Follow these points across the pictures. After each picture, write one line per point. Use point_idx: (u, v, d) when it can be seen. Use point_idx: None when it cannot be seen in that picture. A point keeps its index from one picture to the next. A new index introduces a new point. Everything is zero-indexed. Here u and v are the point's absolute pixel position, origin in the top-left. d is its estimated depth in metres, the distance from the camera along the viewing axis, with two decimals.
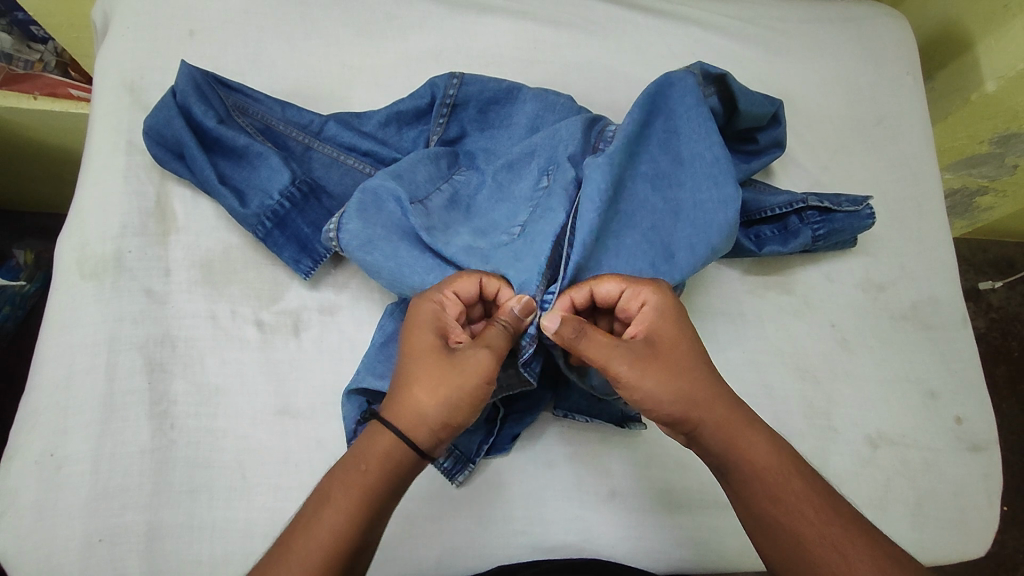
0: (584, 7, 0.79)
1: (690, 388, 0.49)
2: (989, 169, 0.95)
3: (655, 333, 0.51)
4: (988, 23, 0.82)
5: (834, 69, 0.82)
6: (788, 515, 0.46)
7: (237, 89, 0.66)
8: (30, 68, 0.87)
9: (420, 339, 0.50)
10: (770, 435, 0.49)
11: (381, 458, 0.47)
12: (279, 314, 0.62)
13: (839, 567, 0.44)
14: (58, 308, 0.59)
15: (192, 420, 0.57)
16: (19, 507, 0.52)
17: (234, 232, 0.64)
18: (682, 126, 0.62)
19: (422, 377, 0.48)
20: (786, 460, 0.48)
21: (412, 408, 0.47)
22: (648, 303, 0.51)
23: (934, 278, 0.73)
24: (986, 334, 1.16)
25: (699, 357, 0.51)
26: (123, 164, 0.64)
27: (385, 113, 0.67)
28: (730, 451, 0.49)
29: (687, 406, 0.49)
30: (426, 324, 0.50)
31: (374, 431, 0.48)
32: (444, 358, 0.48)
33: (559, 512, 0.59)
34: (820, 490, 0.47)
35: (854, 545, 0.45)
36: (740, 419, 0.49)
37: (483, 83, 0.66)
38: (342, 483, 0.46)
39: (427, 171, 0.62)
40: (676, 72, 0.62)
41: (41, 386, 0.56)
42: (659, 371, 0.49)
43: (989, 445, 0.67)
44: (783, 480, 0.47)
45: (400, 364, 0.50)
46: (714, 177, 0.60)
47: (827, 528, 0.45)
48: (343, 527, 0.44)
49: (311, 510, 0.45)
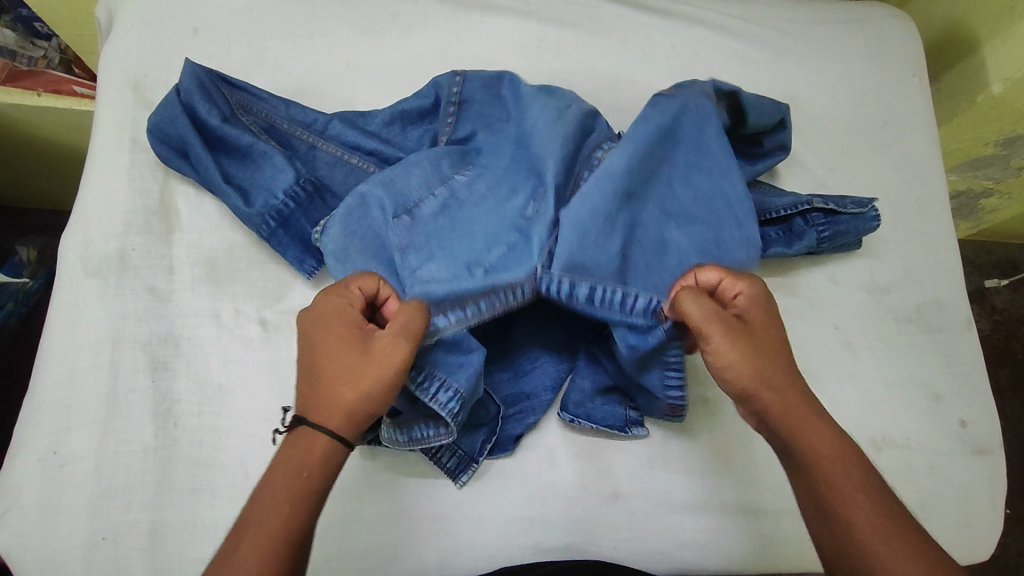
0: (589, 7, 0.79)
1: (778, 368, 0.49)
2: (995, 171, 0.95)
3: (751, 314, 0.51)
4: (995, 25, 0.82)
5: (840, 69, 0.82)
6: (848, 503, 0.45)
7: (240, 88, 0.66)
8: (33, 65, 0.87)
9: (331, 338, 0.48)
10: (835, 430, 0.48)
11: (315, 456, 0.45)
12: (281, 312, 0.62)
13: (889, 561, 0.43)
14: (62, 307, 0.59)
15: (195, 418, 0.57)
16: (23, 506, 0.52)
17: (238, 230, 0.64)
18: (703, 161, 0.62)
19: (341, 373, 0.47)
20: (849, 449, 0.47)
21: (334, 405, 0.46)
22: (745, 293, 0.52)
23: (940, 280, 0.73)
24: (990, 336, 1.16)
25: (784, 346, 0.50)
26: (126, 163, 0.64)
27: (389, 112, 0.67)
28: (801, 434, 0.48)
29: (766, 385, 0.48)
30: (336, 324, 0.48)
31: (303, 434, 0.46)
32: (362, 350, 0.47)
33: (561, 513, 0.59)
34: (877, 486, 0.46)
35: (904, 541, 0.44)
36: (811, 408, 0.49)
37: (487, 88, 0.67)
38: (282, 484, 0.44)
39: (422, 175, 0.61)
40: (691, 98, 0.63)
41: (45, 384, 0.56)
42: (751, 345, 0.49)
43: (993, 449, 0.67)
44: (842, 470, 0.47)
45: (314, 365, 0.48)
46: (736, 218, 0.61)
47: (882, 522, 0.45)
48: (287, 526, 0.43)
49: (252, 515, 0.43)
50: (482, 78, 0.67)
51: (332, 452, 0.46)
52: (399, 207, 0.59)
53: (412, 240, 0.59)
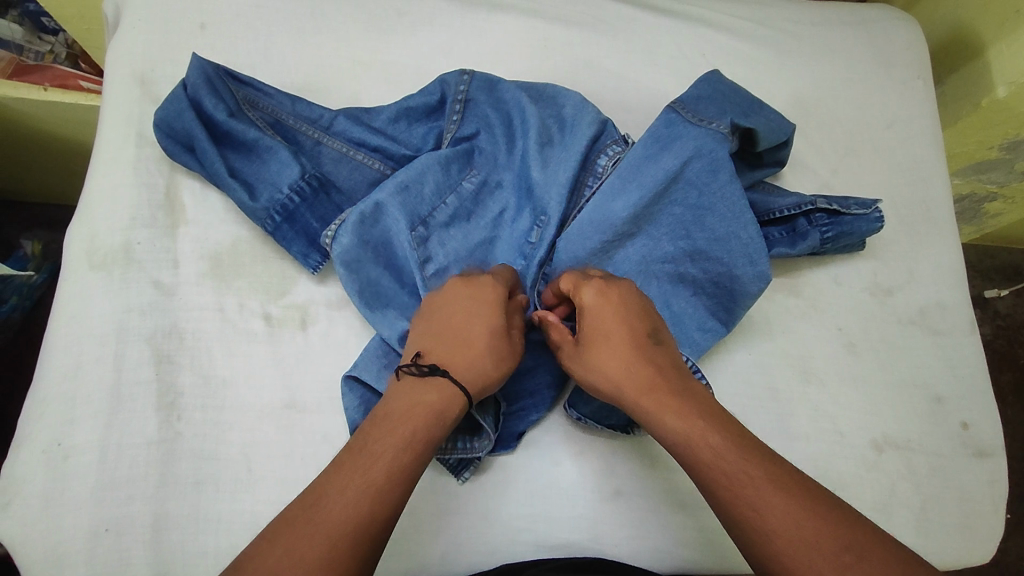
0: (594, 7, 0.79)
1: (616, 369, 0.52)
2: (998, 175, 0.95)
3: (586, 326, 0.54)
4: (1000, 28, 0.82)
5: (844, 71, 0.82)
6: (726, 475, 0.45)
7: (247, 83, 0.66)
8: (40, 59, 0.88)
9: (493, 314, 0.54)
10: (702, 409, 0.49)
11: (441, 404, 0.48)
12: (286, 307, 0.62)
13: (755, 522, 0.43)
14: (67, 300, 0.59)
15: (199, 411, 0.57)
16: (26, 496, 0.52)
17: (243, 225, 0.64)
18: (718, 200, 0.61)
19: (496, 349, 0.52)
20: (708, 422, 0.48)
21: (478, 371, 0.51)
22: (587, 300, 0.54)
23: (943, 283, 0.73)
24: (992, 340, 1.16)
25: (625, 344, 0.52)
26: (133, 156, 0.64)
27: (395, 109, 0.67)
28: (657, 422, 0.49)
29: (613, 392, 0.52)
30: (493, 307, 0.54)
31: (445, 389, 0.49)
32: (505, 335, 0.54)
33: (564, 509, 0.59)
34: (749, 449, 0.46)
35: (771, 502, 0.43)
36: (661, 397, 0.50)
37: (500, 97, 0.66)
38: (355, 483, 0.43)
39: (435, 183, 0.62)
40: (709, 140, 0.61)
41: (50, 376, 0.56)
42: (586, 363, 0.54)
43: (995, 451, 0.67)
44: (699, 447, 0.47)
45: (461, 327, 0.53)
46: (749, 253, 0.61)
47: (743, 486, 0.44)
48: (378, 490, 0.43)
49: (327, 500, 0.42)
50: (495, 83, 0.67)
51: (455, 404, 0.49)
52: (413, 220, 0.61)
53: (426, 256, 0.61)
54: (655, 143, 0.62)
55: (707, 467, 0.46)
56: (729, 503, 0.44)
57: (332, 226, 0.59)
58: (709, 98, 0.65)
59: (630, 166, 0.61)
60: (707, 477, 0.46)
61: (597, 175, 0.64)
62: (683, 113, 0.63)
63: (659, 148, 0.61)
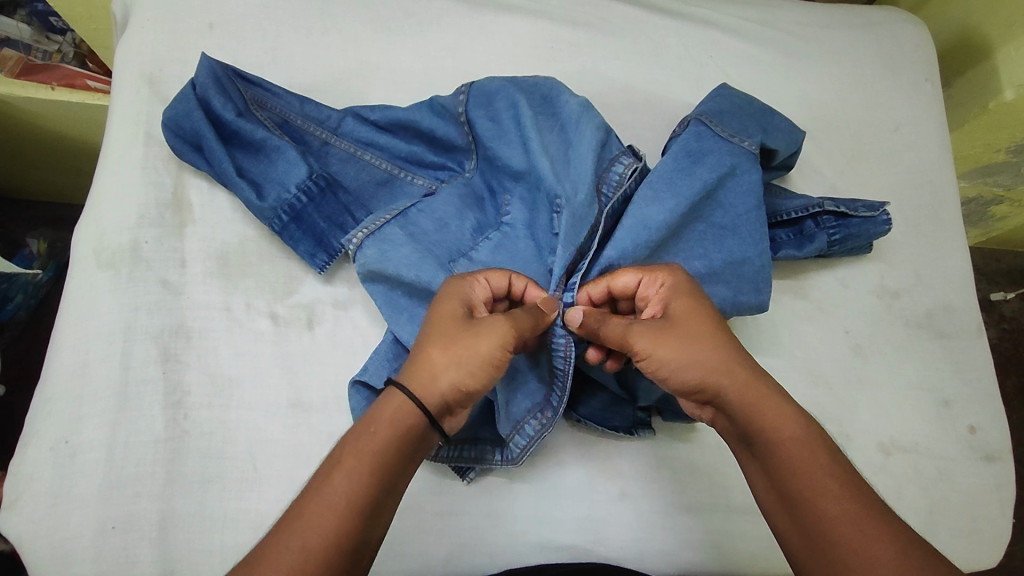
0: (602, 8, 0.79)
1: (717, 347, 0.49)
2: (1005, 178, 0.95)
3: (675, 304, 0.52)
4: (1009, 30, 0.81)
5: (851, 74, 0.81)
6: (835, 487, 0.44)
7: (255, 82, 0.66)
8: (48, 58, 0.88)
9: (445, 308, 0.51)
10: (793, 406, 0.48)
11: (386, 409, 0.46)
12: (292, 307, 0.62)
13: (857, 541, 0.41)
14: (74, 297, 0.59)
15: (205, 410, 0.57)
16: (34, 494, 0.53)
17: (251, 225, 0.64)
18: (740, 226, 0.61)
19: (440, 338, 0.49)
20: (814, 429, 0.46)
21: (427, 367, 0.48)
22: (668, 282, 0.53)
23: (950, 286, 0.72)
24: (998, 344, 1.16)
25: (721, 327, 0.51)
26: (141, 155, 0.64)
27: (405, 114, 0.65)
28: (763, 413, 0.47)
29: (710, 369, 0.48)
30: (453, 297, 0.52)
31: (386, 393, 0.47)
32: (465, 323, 0.50)
33: (570, 511, 0.59)
34: (846, 470, 0.45)
35: (873, 521, 0.42)
36: (764, 385, 0.48)
37: (497, 112, 0.64)
38: (299, 531, 0.41)
39: (474, 220, 0.63)
40: (740, 158, 0.63)
41: (57, 374, 0.56)
42: (678, 336, 0.50)
43: (1002, 455, 0.66)
44: (808, 452, 0.45)
45: (426, 325, 0.51)
46: (755, 281, 0.60)
47: (848, 505, 0.43)
48: (332, 517, 0.41)
49: (285, 536, 0.41)
50: (490, 93, 0.64)
51: (399, 402, 0.46)
52: (453, 253, 0.60)
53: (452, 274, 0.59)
54: (687, 157, 0.62)
55: (807, 475, 0.44)
56: (824, 517, 0.43)
57: (359, 232, 0.59)
58: (732, 112, 0.67)
59: (662, 179, 0.61)
60: (803, 485, 0.44)
61: (612, 184, 0.61)
62: (712, 127, 0.64)
63: (692, 162, 0.62)
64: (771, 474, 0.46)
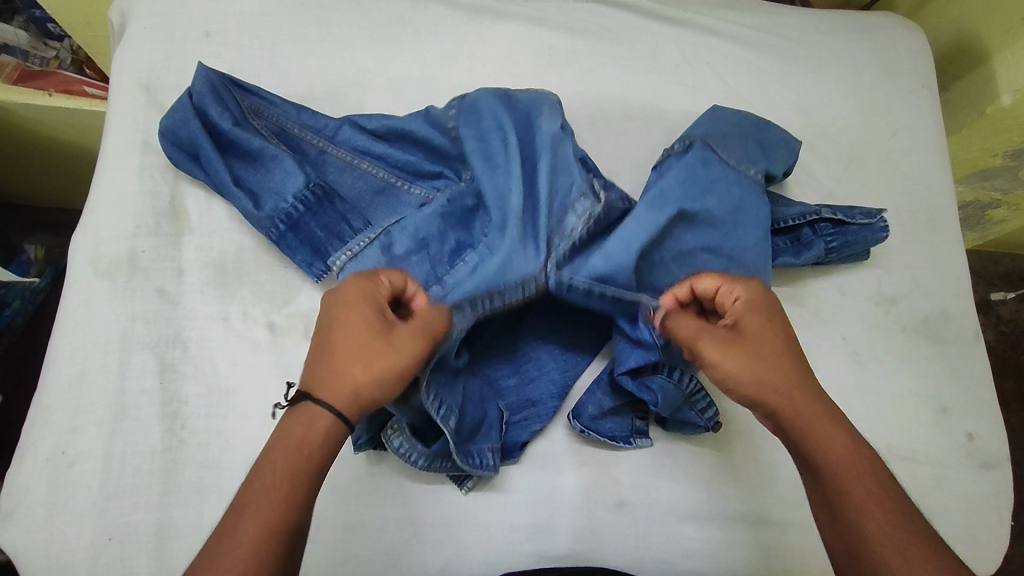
0: (599, 14, 0.80)
1: (783, 365, 0.49)
2: (1002, 182, 0.95)
3: (748, 318, 0.52)
4: (1005, 36, 0.81)
5: (848, 79, 0.81)
6: (881, 512, 0.44)
7: (252, 92, 0.67)
8: (45, 65, 0.88)
9: (355, 315, 0.48)
10: (849, 431, 0.47)
11: (313, 427, 0.45)
12: (289, 316, 0.62)
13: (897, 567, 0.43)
14: (70, 307, 0.59)
15: (202, 420, 0.57)
16: (29, 505, 0.53)
17: (248, 234, 0.64)
18: (743, 257, 0.62)
19: (356, 352, 0.47)
20: (863, 452, 0.47)
21: (345, 381, 0.46)
22: (743, 296, 0.53)
23: (949, 293, 0.72)
24: (995, 347, 1.16)
25: (790, 346, 0.50)
26: (138, 163, 0.64)
27: (399, 125, 0.66)
28: (818, 434, 0.47)
29: (769, 387, 0.48)
30: (362, 302, 0.49)
31: (307, 409, 0.46)
32: (381, 334, 0.48)
33: (567, 520, 0.59)
34: (896, 496, 0.45)
35: (917, 550, 0.43)
36: (824, 410, 0.48)
37: (488, 135, 0.64)
38: (235, 546, 0.41)
39: (455, 240, 0.61)
40: (748, 190, 0.65)
41: (53, 384, 0.56)
42: (747, 351, 0.49)
43: (1000, 462, 0.67)
44: (857, 475, 0.46)
45: (337, 331, 0.48)
46: None
47: (895, 532, 0.44)
48: (271, 529, 0.42)
49: (222, 552, 0.41)
50: (486, 111, 0.64)
51: (323, 421, 0.45)
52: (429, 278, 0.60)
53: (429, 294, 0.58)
54: (692, 181, 0.63)
55: (853, 499, 0.45)
56: (868, 540, 0.44)
57: (343, 253, 0.61)
58: (735, 133, 0.67)
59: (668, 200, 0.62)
60: (848, 506, 0.45)
61: (565, 230, 0.61)
62: (719, 153, 0.64)
63: (695, 187, 0.62)
64: (816, 489, 0.47)
